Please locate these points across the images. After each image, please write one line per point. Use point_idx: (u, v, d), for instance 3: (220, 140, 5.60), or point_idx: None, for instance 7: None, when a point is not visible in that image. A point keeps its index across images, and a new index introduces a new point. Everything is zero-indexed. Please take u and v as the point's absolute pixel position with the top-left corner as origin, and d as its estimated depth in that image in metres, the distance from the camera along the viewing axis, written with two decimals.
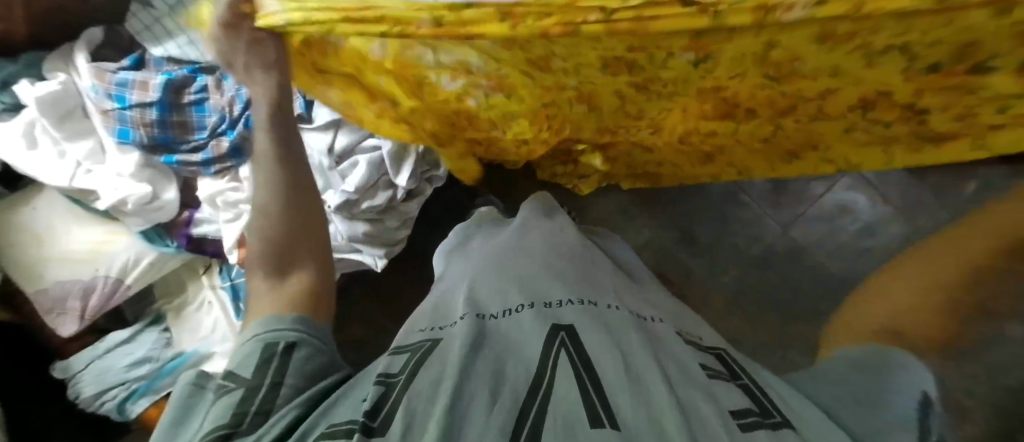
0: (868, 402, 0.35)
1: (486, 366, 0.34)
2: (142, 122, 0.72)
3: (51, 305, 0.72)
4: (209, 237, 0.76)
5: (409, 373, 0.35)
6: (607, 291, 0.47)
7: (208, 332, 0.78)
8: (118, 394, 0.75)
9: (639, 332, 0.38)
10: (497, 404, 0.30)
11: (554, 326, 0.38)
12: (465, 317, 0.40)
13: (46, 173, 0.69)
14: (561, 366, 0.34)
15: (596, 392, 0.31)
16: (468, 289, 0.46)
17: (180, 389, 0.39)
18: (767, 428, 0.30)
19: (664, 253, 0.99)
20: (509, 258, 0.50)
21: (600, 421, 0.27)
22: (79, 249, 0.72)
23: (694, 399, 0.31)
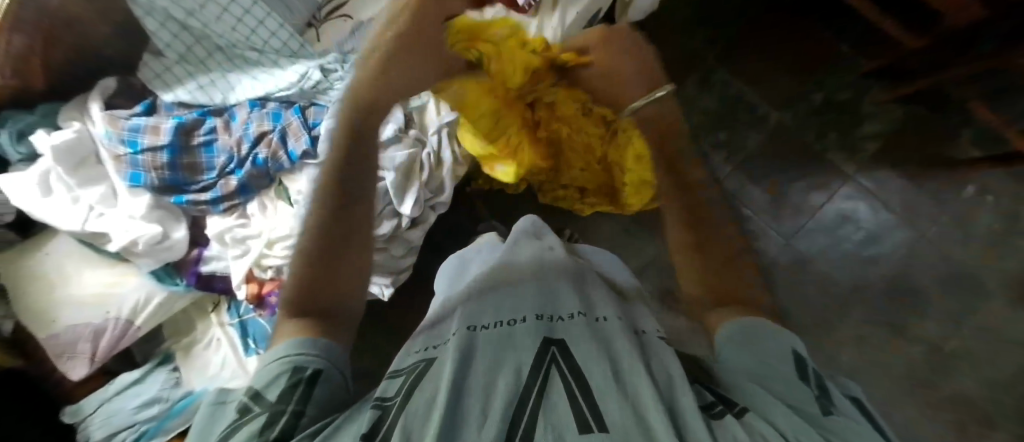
0: (776, 376, 0.38)
1: (478, 383, 0.35)
2: (154, 164, 0.74)
3: (62, 350, 0.72)
4: (218, 273, 0.78)
5: (405, 395, 0.35)
6: (599, 300, 0.48)
7: (217, 370, 0.78)
8: (128, 436, 0.75)
9: (626, 338, 0.40)
10: (489, 421, 0.31)
11: (544, 339, 0.39)
12: (458, 332, 0.41)
13: (59, 218, 0.71)
14: (552, 380, 0.35)
15: (585, 399, 0.33)
16: (463, 306, 0.47)
17: (204, 410, 0.41)
18: (732, 416, 0.33)
19: (665, 269, 1.08)
20: (498, 275, 0.51)
21: (588, 426, 0.30)
22: (89, 293, 0.73)
23: (675, 398, 0.33)
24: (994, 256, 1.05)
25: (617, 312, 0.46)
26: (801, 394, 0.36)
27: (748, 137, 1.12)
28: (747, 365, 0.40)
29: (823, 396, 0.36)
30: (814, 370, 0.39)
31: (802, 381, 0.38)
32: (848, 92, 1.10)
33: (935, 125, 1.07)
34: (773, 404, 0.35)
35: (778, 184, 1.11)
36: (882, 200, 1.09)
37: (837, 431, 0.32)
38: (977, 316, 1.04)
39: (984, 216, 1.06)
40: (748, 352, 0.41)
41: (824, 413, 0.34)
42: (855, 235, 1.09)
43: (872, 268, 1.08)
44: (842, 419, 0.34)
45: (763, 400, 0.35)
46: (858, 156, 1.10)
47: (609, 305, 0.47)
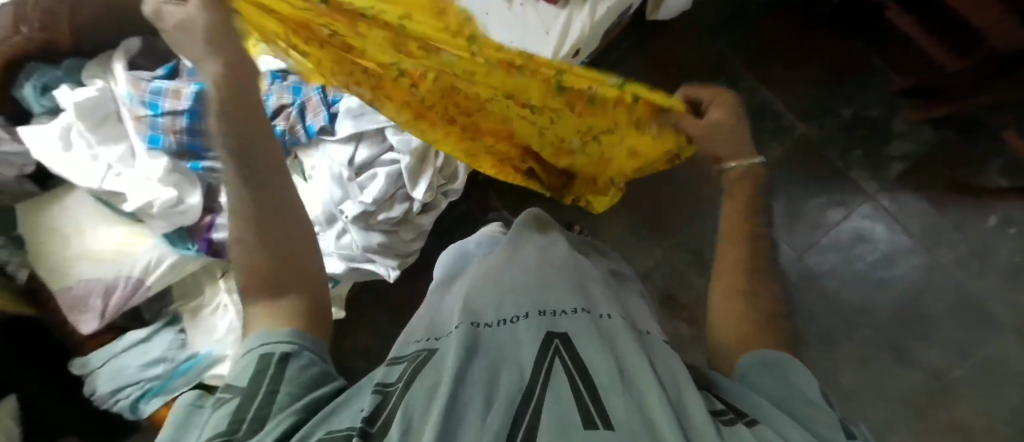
0: (797, 399, 0.37)
1: (482, 375, 0.35)
2: (173, 128, 0.74)
3: (72, 302, 0.74)
4: (228, 243, 0.77)
5: (407, 381, 0.35)
6: (602, 297, 0.48)
7: (222, 336, 0.80)
8: (132, 393, 0.76)
9: (630, 336, 0.40)
10: (493, 415, 0.31)
11: (547, 334, 0.39)
12: (460, 325, 0.40)
13: (78, 175, 0.71)
14: (555, 374, 0.35)
15: (589, 397, 0.32)
16: (464, 300, 0.46)
17: (179, 410, 0.37)
18: (744, 424, 0.33)
19: (674, 274, 1.08)
20: (502, 268, 0.51)
21: (593, 422, 0.30)
22: (104, 249, 0.74)
23: (684, 398, 0.33)
24: (1010, 289, 1.03)
25: (620, 310, 0.46)
26: (824, 416, 0.35)
27: (769, 147, 1.10)
28: (770, 387, 0.39)
29: (844, 422, 0.35)
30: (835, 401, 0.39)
31: (827, 406, 0.37)
32: (877, 108, 1.07)
33: (966, 150, 1.04)
34: (790, 424, 0.34)
35: (796, 197, 1.09)
36: (900, 222, 1.07)
37: None
38: (984, 347, 1.03)
39: (1005, 247, 1.04)
40: (775, 378, 0.40)
41: (847, 438, 0.33)
42: (870, 255, 1.07)
43: (883, 290, 1.06)
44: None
45: (779, 419, 0.34)
46: (881, 175, 1.07)
47: (612, 302, 0.46)
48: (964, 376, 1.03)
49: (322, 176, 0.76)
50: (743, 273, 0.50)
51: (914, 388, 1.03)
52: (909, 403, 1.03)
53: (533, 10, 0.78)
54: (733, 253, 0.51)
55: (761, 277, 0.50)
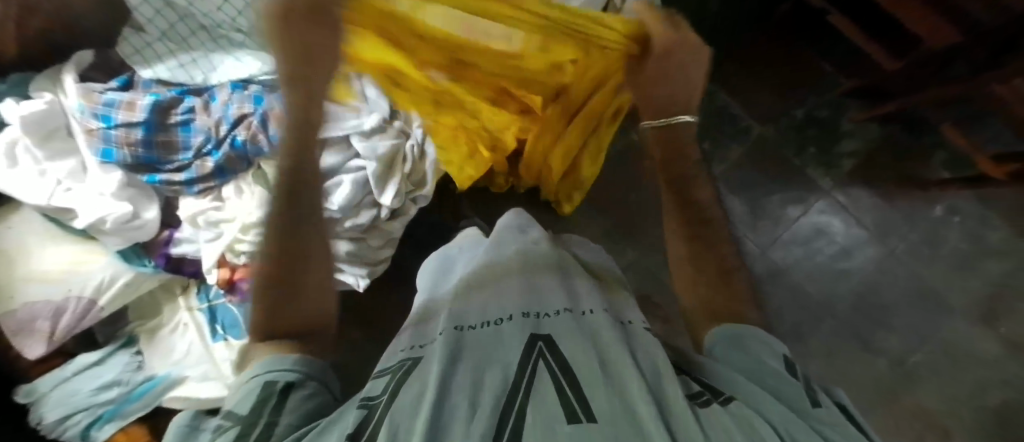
0: (767, 371, 0.38)
1: (467, 378, 0.34)
2: (127, 141, 0.72)
3: (18, 327, 0.69)
4: (188, 257, 0.77)
5: (391, 394, 0.35)
6: (587, 293, 0.48)
7: (181, 356, 0.79)
8: (83, 419, 0.72)
9: (614, 331, 0.40)
10: (479, 416, 0.31)
11: (531, 336, 0.39)
12: (445, 332, 0.40)
13: (25, 192, 0.68)
14: (539, 374, 0.35)
15: (573, 391, 0.32)
16: (449, 308, 0.46)
17: (175, 431, 0.36)
18: (718, 405, 0.33)
19: (647, 275, 1.10)
20: (485, 273, 0.51)
21: (577, 416, 0.29)
22: (51, 269, 0.71)
23: (664, 387, 0.34)
24: (959, 275, 1.09)
25: (604, 306, 0.45)
26: (791, 387, 0.36)
27: (729, 148, 1.14)
28: (743, 356, 0.40)
29: (813, 391, 0.36)
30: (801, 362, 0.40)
31: (795, 377, 0.38)
32: (827, 109, 1.13)
33: (909, 146, 1.10)
34: (765, 398, 0.34)
35: (758, 195, 1.13)
36: (855, 216, 1.12)
37: (828, 423, 0.33)
38: (941, 332, 1.08)
39: (951, 236, 1.09)
40: (745, 348, 0.41)
41: (813, 406, 0.35)
42: (829, 248, 1.12)
43: (845, 281, 1.11)
44: (830, 412, 0.34)
45: (755, 394, 0.35)
46: (834, 171, 1.12)
47: (595, 298, 0.46)
48: (924, 360, 1.07)
49: None
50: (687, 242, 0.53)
51: (880, 376, 1.07)
52: (876, 390, 1.07)
53: None
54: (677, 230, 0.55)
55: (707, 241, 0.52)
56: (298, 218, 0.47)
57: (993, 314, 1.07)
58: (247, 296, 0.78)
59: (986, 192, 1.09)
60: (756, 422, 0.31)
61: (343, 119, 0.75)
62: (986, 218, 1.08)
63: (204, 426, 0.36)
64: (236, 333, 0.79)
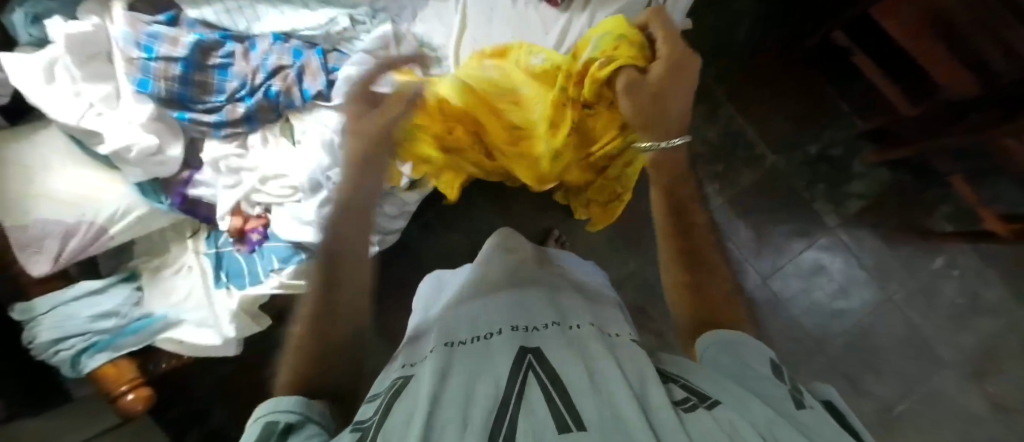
0: (751, 377, 0.39)
1: (458, 390, 0.36)
2: (165, 74, 0.72)
3: (27, 242, 0.68)
4: (204, 200, 0.77)
5: (381, 413, 0.36)
6: (573, 310, 0.51)
7: (180, 299, 0.78)
8: (75, 345, 0.70)
9: (600, 343, 0.43)
10: (471, 428, 0.32)
11: (521, 349, 0.42)
12: (435, 348, 0.43)
13: (56, 109, 0.68)
14: (529, 385, 0.37)
15: (562, 402, 0.34)
16: (438, 327, 0.48)
17: None
18: (704, 409, 0.34)
19: (646, 287, 1.12)
20: (474, 291, 0.54)
21: (567, 427, 0.31)
22: (67, 192, 0.71)
23: (648, 394, 0.36)
24: (952, 328, 1.10)
25: (589, 319, 0.49)
26: (778, 390, 0.37)
27: (742, 174, 1.16)
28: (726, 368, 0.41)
29: (796, 393, 0.37)
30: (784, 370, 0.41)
31: (774, 378, 0.39)
32: (841, 148, 1.15)
33: (917, 194, 1.12)
34: (745, 401, 0.35)
35: (763, 224, 1.15)
36: (856, 257, 1.13)
37: (811, 425, 0.34)
38: (928, 383, 1.09)
39: (948, 287, 1.11)
40: (729, 357, 0.42)
41: (798, 408, 0.35)
42: (828, 285, 1.13)
43: (840, 319, 1.12)
44: (814, 412, 0.35)
45: (736, 397, 0.36)
46: (841, 209, 1.14)
47: (582, 313, 0.50)
48: (909, 408, 1.08)
49: (312, 140, 0.75)
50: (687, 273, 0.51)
51: (864, 418, 1.07)
52: None
53: (535, 10, 0.82)
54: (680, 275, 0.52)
55: (711, 279, 0.51)
56: (336, 254, 0.48)
57: (982, 371, 1.08)
58: (256, 247, 0.80)
59: (986, 249, 1.11)
60: (736, 421, 0.32)
61: None
62: (983, 274, 1.10)
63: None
64: (238, 283, 0.78)
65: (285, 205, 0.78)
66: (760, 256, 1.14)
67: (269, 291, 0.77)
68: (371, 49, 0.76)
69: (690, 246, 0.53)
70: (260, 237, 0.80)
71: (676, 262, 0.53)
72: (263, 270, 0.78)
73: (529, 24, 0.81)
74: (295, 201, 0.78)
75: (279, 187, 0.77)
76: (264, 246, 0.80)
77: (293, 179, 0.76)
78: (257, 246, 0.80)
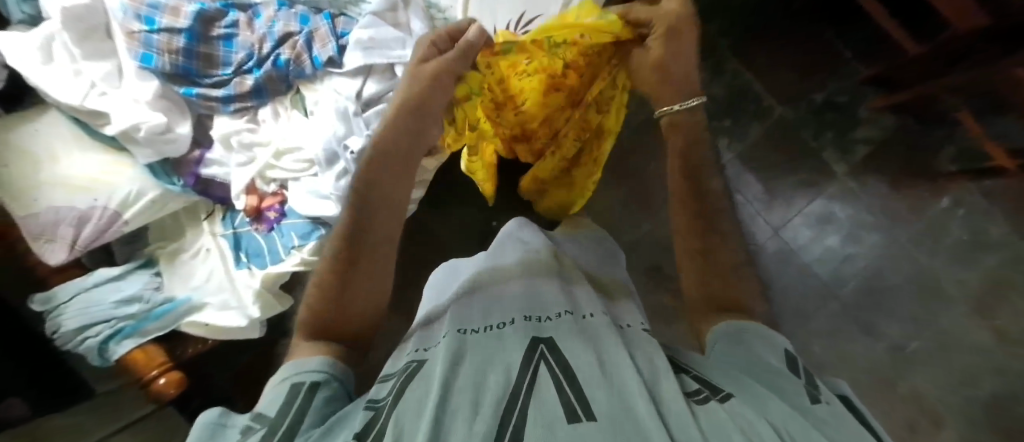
0: (766, 370, 0.41)
1: (469, 379, 0.38)
2: (169, 47, 0.69)
3: (40, 232, 0.65)
4: (217, 180, 0.75)
5: (395, 396, 0.38)
6: (584, 296, 0.52)
7: (201, 282, 0.77)
8: (101, 332, 0.68)
9: (613, 333, 0.44)
10: (481, 416, 0.34)
11: (533, 339, 0.43)
12: (447, 335, 0.44)
13: (57, 90, 0.65)
14: (541, 374, 0.38)
15: (573, 392, 0.36)
16: (450, 311, 0.50)
17: (200, 426, 0.39)
18: (716, 401, 0.37)
19: (661, 245, 1.12)
20: (484, 279, 0.55)
21: (576, 416, 0.33)
22: (77, 177, 0.69)
23: (660, 386, 0.37)
24: (958, 266, 1.12)
25: (603, 309, 0.50)
26: (792, 384, 0.39)
27: (749, 127, 1.16)
28: (737, 359, 0.44)
29: (812, 387, 0.39)
30: (803, 365, 0.42)
31: (790, 371, 0.41)
32: (847, 95, 1.15)
33: (922, 136, 1.14)
34: (761, 396, 0.37)
35: (772, 175, 1.16)
36: (865, 203, 1.15)
37: (823, 416, 0.35)
38: (938, 321, 1.11)
39: (954, 227, 1.13)
40: (745, 347, 0.44)
41: (812, 403, 0.37)
42: (838, 232, 1.14)
43: (850, 266, 1.13)
44: (829, 407, 0.37)
45: (749, 392, 0.38)
46: (849, 157, 1.15)
47: (596, 303, 0.50)
48: (920, 347, 1.11)
49: (326, 110, 0.73)
50: (701, 236, 0.56)
51: (877, 359, 1.11)
52: (872, 372, 1.10)
53: None
54: (693, 238, 0.56)
55: (723, 242, 0.55)
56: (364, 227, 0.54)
57: (990, 305, 1.10)
58: (274, 226, 0.77)
59: (991, 187, 1.12)
60: (749, 415, 0.34)
61: (389, 48, 0.72)
62: (988, 212, 1.12)
63: (232, 422, 0.39)
64: (259, 263, 0.77)
65: (301, 180, 0.76)
66: (769, 207, 1.15)
67: (292, 268, 0.76)
68: (379, 11, 0.73)
69: (706, 213, 0.57)
70: (278, 215, 0.77)
71: (691, 226, 0.57)
72: (283, 248, 0.76)
73: None
74: (313, 175, 0.75)
75: (294, 162, 0.75)
76: (282, 224, 0.77)
77: (308, 152, 0.74)
78: (275, 225, 0.77)
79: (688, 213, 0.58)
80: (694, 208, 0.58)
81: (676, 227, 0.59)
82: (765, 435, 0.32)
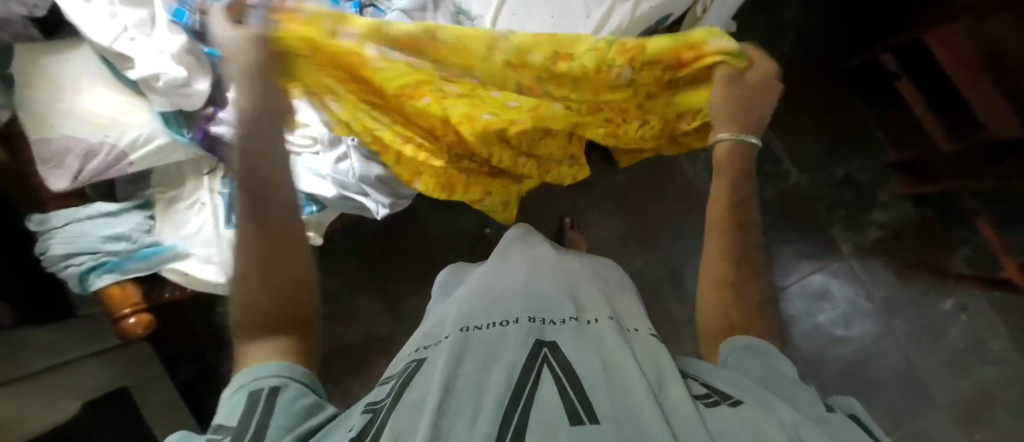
0: (774, 381, 0.39)
1: (471, 379, 0.36)
2: (201, 7, 0.71)
3: (49, 157, 0.69)
4: (223, 140, 0.77)
5: (395, 398, 0.36)
6: (591, 302, 0.51)
7: (191, 234, 0.79)
8: (85, 262, 0.72)
9: (615, 337, 0.43)
10: (481, 420, 0.32)
11: (535, 341, 0.41)
12: (452, 333, 0.42)
13: (91, 28, 0.69)
14: (544, 377, 0.37)
15: (576, 396, 0.34)
16: (455, 310, 0.48)
17: None
18: (728, 405, 0.34)
19: (648, 286, 1.12)
20: (495, 278, 0.54)
21: (580, 420, 0.31)
22: (94, 114, 0.72)
23: (666, 392, 0.36)
24: (953, 372, 1.08)
25: (608, 314, 0.48)
26: (805, 398, 0.37)
27: (761, 187, 1.14)
28: (751, 374, 0.40)
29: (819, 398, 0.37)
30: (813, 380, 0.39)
31: (799, 385, 0.38)
32: (869, 176, 1.13)
33: (939, 232, 1.10)
34: (771, 403, 0.35)
35: (776, 241, 1.13)
36: (866, 287, 1.12)
37: (835, 427, 0.33)
38: (918, 423, 1.07)
39: (954, 331, 1.09)
40: (754, 360, 0.42)
41: (826, 413, 0.35)
42: (830, 311, 1.12)
43: (838, 348, 1.10)
44: (838, 418, 0.34)
45: (761, 400, 0.35)
46: (857, 238, 1.12)
47: (601, 306, 0.49)
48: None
49: None
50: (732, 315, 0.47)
51: None
52: None
53: None
54: (720, 319, 0.48)
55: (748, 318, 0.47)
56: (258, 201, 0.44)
57: (975, 419, 1.06)
58: None
59: (999, 297, 1.09)
60: (761, 422, 0.32)
61: None
62: (992, 324, 1.08)
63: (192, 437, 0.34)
64: None
65: (303, 155, 0.77)
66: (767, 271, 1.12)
67: None
68: (409, 9, 0.76)
69: (732, 286, 0.49)
70: None
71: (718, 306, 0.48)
72: None
73: (571, 7, 0.78)
74: (314, 152, 0.77)
75: (300, 136, 0.77)
76: None
77: (314, 131, 0.76)
78: None
79: (716, 295, 0.49)
80: (720, 275, 0.49)
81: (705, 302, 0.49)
82: None
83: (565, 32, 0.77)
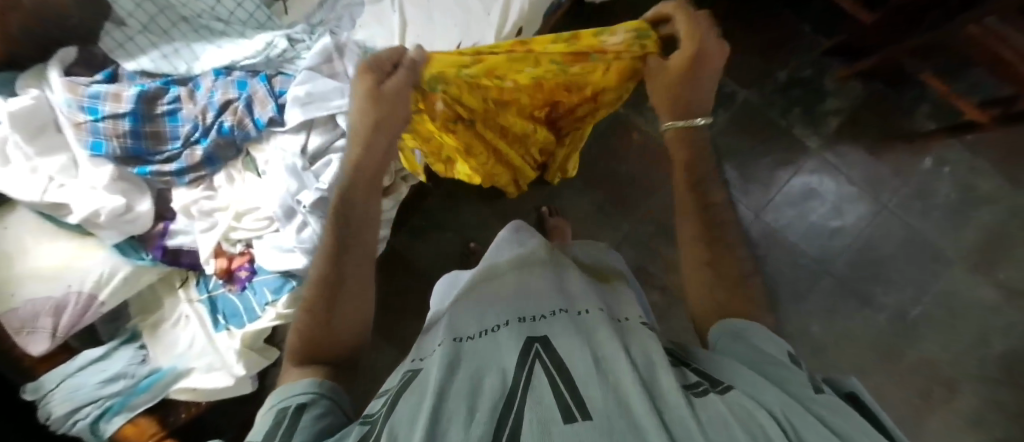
0: (767, 363, 0.39)
1: (465, 385, 0.36)
2: (116, 132, 0.74)
3: (21, 325, 0.68)
4: (185, 248, 0.77)
5: (390, 408, 0.36)
6: (581, 293, 0.50)
7: (185, 348, 0.78)
8: (91, 412, 0.72)
9: (607, 325, 0.42)
10: (476, 424, 0.32)
11: (527, 339, 0.41)
12: (444, 343, 0.43)
13: (18, 190, 0.69)
14: (536, 375, 0.36)
15: (568, 391, 0.34)
16: (446, 321, 0.49)
17: None
18: (716, 393, 0.34)
19: (641, 244, 1.12)
20: (484, 286, 0.54)
21: (572, 416, 0.31)
22: (48, 269, 0.71)
23: (658, 377, 0.35)
24: (954, 224, 1.09)
25: (599, 304, 0.48)
26: (791, 381, 0.36)
27: (715, 115, 1.15)
28: (743, 357, 0.41)
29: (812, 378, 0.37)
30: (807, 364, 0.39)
31: (794, 365, 0.38)
32: (811, 69, 1.14)
33: (894, 100, 1.11)
34: (763, 388, 0.34)
35: (746, 160, 1.14)
36: (846, 174, 1.12)
37: (823, 405, 0.33)
38: (939, 284, 1.08)
39: (942, 187, 1.09)
40: (743, 345, 0.42)
41: (815, 392, 0.34)
42: (821, 207, 1.12)
43: (839, 239, 1.11)
44: (830, 398, 0.34)
45: (753, 384, 0.35)
46: (820, 130, 1.13)
47: (590, 296, 0.49)
48: (924, 313, 1.07)
49: (276, 168, 0.76)
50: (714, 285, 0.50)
51: (880, 330, 1.08)
52: (877, 344, 1.07)
53: None
54: (704, 294, 0.50)
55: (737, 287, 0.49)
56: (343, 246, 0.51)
57: (990, 261, 1.07)
58: (246, 284, 0.79)
59: (972, 139, 1.10)
60: (750, 406, 0.32)
61: (328, 99, 0.75)
62: (976, 167, 1.09)
63: None
64: (237, 323, 0.78)
65: (264, 236, 0.78)
66: (748, 191, 1.13)
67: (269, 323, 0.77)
68: (314, 65, 0.77)
69: (715, 265, 0.51)
70: (248, 273, 0.79)
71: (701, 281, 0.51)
72: (258, 305, 0.77)
73: (468, 9, 0.79)
74: (274, 230, 0.78)
75: (254, 221, 0.77)
76: (254, 281, 0.79)
77: (266, 211, 0.76)
78: (247, 282, 0.79)
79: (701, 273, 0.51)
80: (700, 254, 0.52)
81: (693, 283, 0.52)
82: (771, 432, 0.30)
83: (473, 37, 0.78)
